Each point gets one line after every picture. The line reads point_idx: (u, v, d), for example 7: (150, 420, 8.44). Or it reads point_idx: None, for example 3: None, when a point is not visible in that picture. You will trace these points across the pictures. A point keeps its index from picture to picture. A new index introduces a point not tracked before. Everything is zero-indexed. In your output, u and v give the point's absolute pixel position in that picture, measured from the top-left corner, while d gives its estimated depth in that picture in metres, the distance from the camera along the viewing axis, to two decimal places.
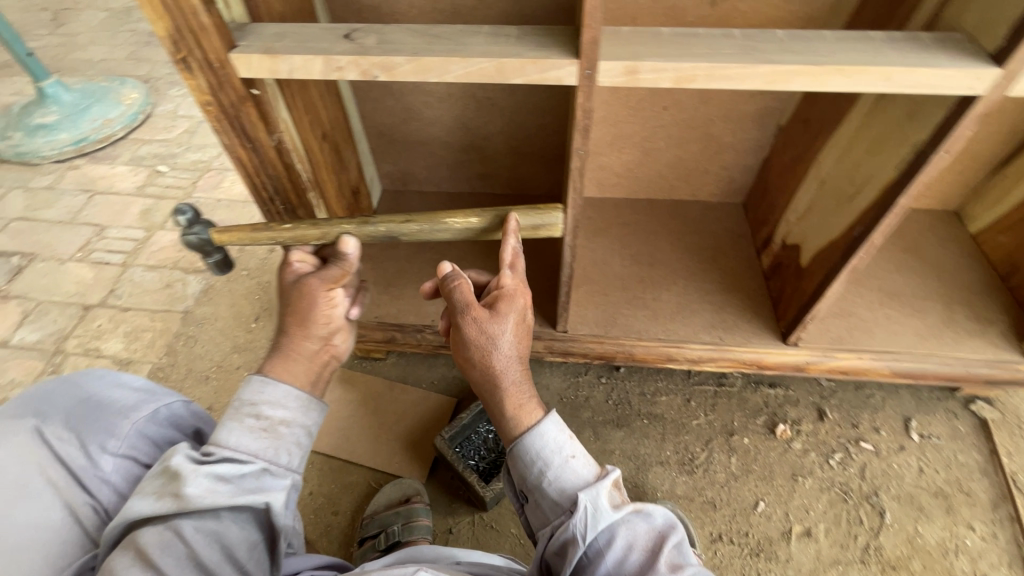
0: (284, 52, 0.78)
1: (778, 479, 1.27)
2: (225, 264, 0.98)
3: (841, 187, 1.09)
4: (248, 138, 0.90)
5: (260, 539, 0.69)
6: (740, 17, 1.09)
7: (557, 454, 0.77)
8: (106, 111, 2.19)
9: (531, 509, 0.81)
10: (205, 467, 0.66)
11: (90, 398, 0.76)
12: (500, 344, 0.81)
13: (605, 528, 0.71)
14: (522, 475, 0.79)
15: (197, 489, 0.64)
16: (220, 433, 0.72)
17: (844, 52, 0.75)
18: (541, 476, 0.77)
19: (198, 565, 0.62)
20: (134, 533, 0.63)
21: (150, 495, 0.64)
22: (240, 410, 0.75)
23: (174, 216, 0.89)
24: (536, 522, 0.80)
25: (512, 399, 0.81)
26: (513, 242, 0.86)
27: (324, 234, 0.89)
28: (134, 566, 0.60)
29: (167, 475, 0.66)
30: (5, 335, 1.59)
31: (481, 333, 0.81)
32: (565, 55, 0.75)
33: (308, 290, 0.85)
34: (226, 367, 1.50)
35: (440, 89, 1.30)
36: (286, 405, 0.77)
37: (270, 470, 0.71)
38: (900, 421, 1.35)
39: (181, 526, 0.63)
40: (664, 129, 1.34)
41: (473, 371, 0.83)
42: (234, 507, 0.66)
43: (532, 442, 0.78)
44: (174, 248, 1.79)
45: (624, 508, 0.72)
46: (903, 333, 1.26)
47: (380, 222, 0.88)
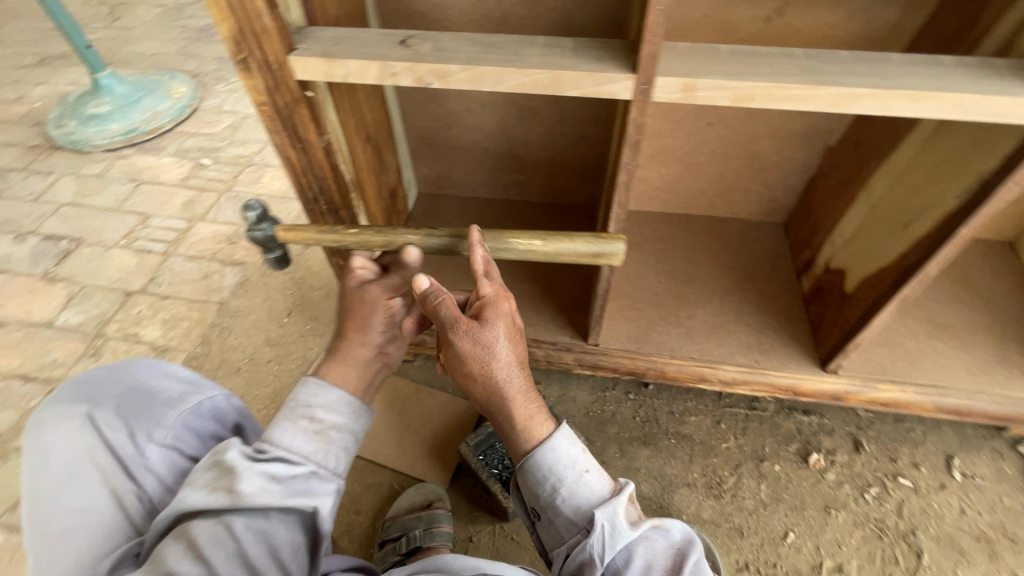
0: (341, 56, 0.80)
1: (809, 510, 1.23)
2: (282, 261, 1.01)
3: (895, 213, 1.06)
4: (299, 139, 0.91)
5: (303, 541, 0.71)
6: (796, 35, 1.06)
7: (571, 469, 0.77)
8: (156, 104, 2.26)
9: (544, 526, 0.80)
10: (258, 465, 0.69)
11: (140, 388, 0.80)
12: (498, 356, 0.77)
13: (623, 549, 0.71)
14: (533, 492, 0.79)
15: (249, 487, 0.67)
16: (275, 431, 0.74)
17: (911, 76, 0.72)
18: (554, 493, 0.77)
19: (245, 561, 0.66)
20: (188, 523, 0.67)
21: (203, 487, 0.68)
22: (296, 411, 0.76)
23: (244, 212, 0.91)
24: (549, 539, 0.80)
25: (521, 411, 0.78)
26: (480, 251, 0.81)
27: (389, 241, 0.90)
28: (186, 556, 0.64)
29: (222, 469, 0.69)
30: (50, 315, 1.65)
31: (477, 346, 0.76)
32: (621, 69, 0.74)
33: (370, 296, 0.88)
34: (257, 359, 1.53)
35: (483, 96, 1.31)
36: (339, 410, 0.78)
37: (319, 474, 0.73)
38: (941, 458, 1.29)
39: (232, 521, 0.67)
40: (708, 145, 1.32)
41: (474, 385, 0.78)
42: (283, 507, 0.69)
43: (544, 457, 0.77)
44: (213, 239, 1.83)
45: (641, 525, 0.72)
46: (950, 367, 1.21)
47: (444, 236, 0.88)
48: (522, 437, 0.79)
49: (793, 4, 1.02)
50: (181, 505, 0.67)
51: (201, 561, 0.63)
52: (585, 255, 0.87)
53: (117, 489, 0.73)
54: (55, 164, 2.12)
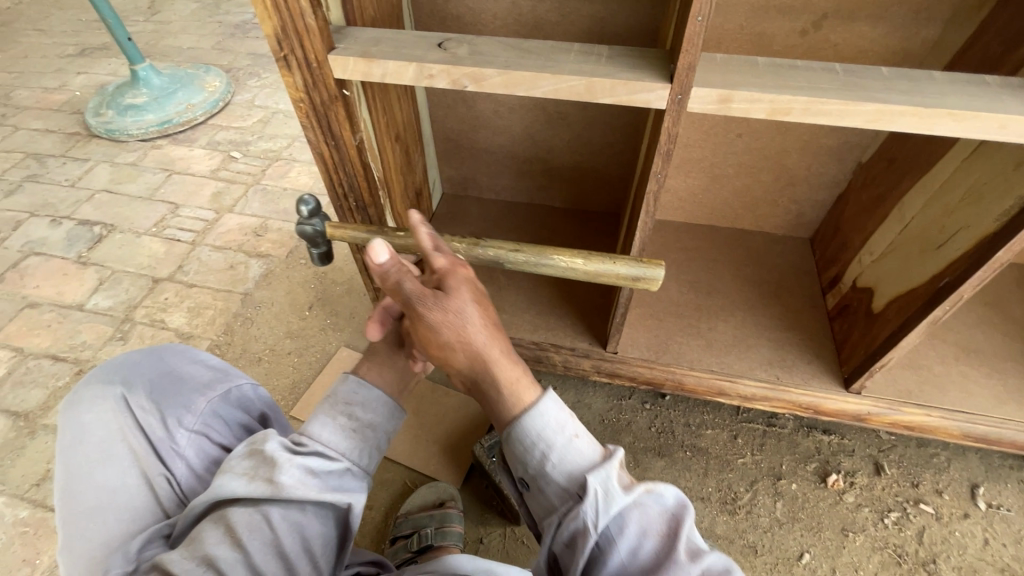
0: (379, 56, 0.81)
1: (826, 532, 1.21)
2: (325, 257, 1.01)
3: (928, 233, 1.04)
4: (332, 135, 0.93)
5: (334, 536, 0.74)
6: (833, 49, 1.05)
7: (559, 435, 0.68)
8: (190, 96, 2.31)
9: (533, 498, 0.71)
10: (299, 458, 0.72)
11: (171, 373, 0.82)
12: (466, 320, 0.72)
13: (617, 517, 0.62)
14: (520, 459, 0.70)
15: (289, 480, 0.69)
16: (314, 423, 0.78)
17: (953, 96, 0.71)
18: (543, 461, 0.68)
19: (280, 551, 0.68)
20: (225, 509, 0.70)
21: (242, 476, 0.70)
22: (335, 405, 0.80)
23: (297, 206, 0.92)
24: (538, 511, 0.71)
25: (506, 375, 0.71)
26: (424, 228, 0.79)
27: (435, 246, 0.91)
28: (225, 540, 0.66)
29: (261, 459, 0.71)
30: (82, 298, 1.70)
31: (444, 312, 0.71)
32: (657, 79, 0.74)
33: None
34: (278, 351, 1.55)
35: (512, 100, 1.31)
36: (375, 409, 0.82)
37: (352, 471, 0.77)
38: (966, 486, 1.26)
39: (269, 511, 0.69)
40: (736, 157, 1.31)
41: (454, 355, 0.73)
42: (318, 501, 0.72)
43: (530, 423, 0.69)
44: (239, 231, 1.87)
45: (635, 489, 0.63)
46: (979, 393, 1.18)
47: (489, 247, 0.89)
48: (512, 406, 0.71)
49: (831, 18, 1.01)
50: (221, 491, 0.69)
51: (239, 547, 0.66)
52: (624, 279, 0.87)
53: (147, 470, 0.75)
54: (91, 152, 2.19)
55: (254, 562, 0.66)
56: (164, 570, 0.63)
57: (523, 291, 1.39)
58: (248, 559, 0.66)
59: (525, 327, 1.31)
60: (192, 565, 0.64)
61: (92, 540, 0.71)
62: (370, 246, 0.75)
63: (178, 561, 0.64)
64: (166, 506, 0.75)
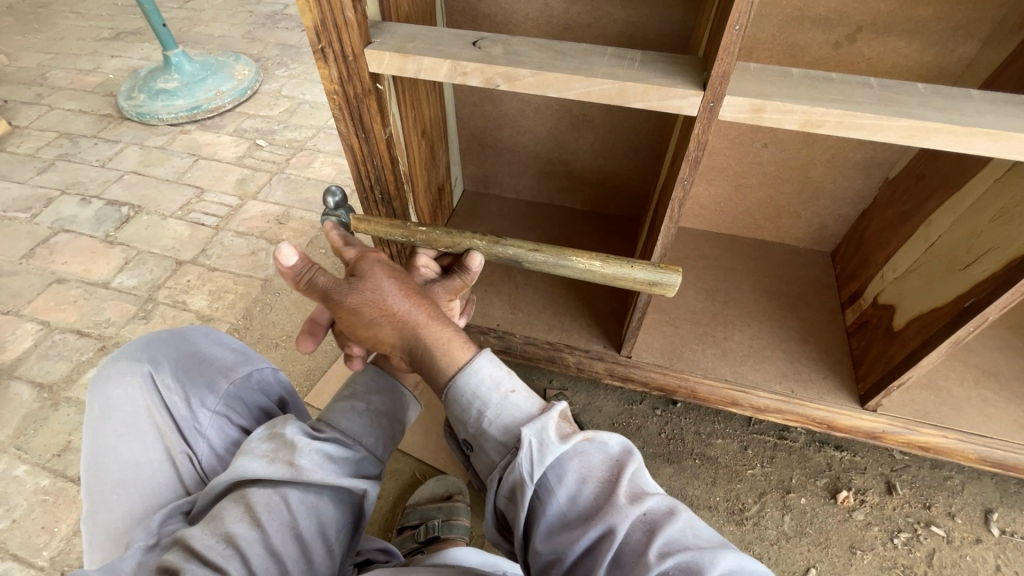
0: (415, 52, 0.83)
1: (834, 548, 1.20)
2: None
3: (955, 253, 1.03)
4: (364, 128, 0.94)
5: (349, 521, 0.76)
6: (865, 63, 1.04)
7: (494, 391, 0.67)
8: (220, 84, 2.35)
9: (477, 458, 0.70)
10: (317, 443, 0.75)
11: (196, 354, 0.85)
12: (384, 294, 0.77)
13: (553, 465, 0.59)
14: (461, 419, 0.69)
15: (309, 462, 0.72)
16: (332, 415, 0.82)
17: (990, 115, 0.71)
18: (480, 418, 0.67)
19: (297, 533, 0.69)
20: (245, 489, 0.71)
21: (261, 457, 0.72)
22: (348, 398, 0.86)
23: (325, 197, 0.91)
24: (485, 471, 0.69)
25: (433, 336, 0.73)
26: (333, 230, 0.88)
27: (455, 244, 0.90)
28: (245, 519, 0.67)
29: (281, 443, 0.73)
30: (108, 276, 1.74)
31: (362, 291, 0.77)
32: (690, 86, 0.75)
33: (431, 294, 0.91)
34: (295, 337, 1.58)
35: (539, 100, 1.32)
36: (386, 402, 0.89)
37: (368, 458, 0.80)
38: (979, 511, 1.24)
39: (287, 493, 0.70)
40: (761, 167, 1.30)
41: (383, 328, 0.76)
42: (334, 486, 0.74)
43: (464, 382, 0.68)
44: (262, 218, 1.90)
45: (572, 434, 0.61)
46: (999, 418, 1.16)
47: (509, 245, 0.88)
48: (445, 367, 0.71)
49: (866, 31, 1.00)
50: (241, 472, 0.70)
51: (258, 526, 0.67)
52: (641, 284, 0.86)
53: (170, 447, 0.77)
54: (122, 134, 2.24)
55: (272, 542, 0.67)
56: (186, 546, 0.64)
57: (539, 290, 1.39)
58: (266, 538, 0.66)
59: (541, 327, 1.32)
60: (213, 542, 0.64)
61: (116, 511, 0.73)
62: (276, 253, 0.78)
63: (199, 537, 0.65)
64: (186, 483, 0.77)
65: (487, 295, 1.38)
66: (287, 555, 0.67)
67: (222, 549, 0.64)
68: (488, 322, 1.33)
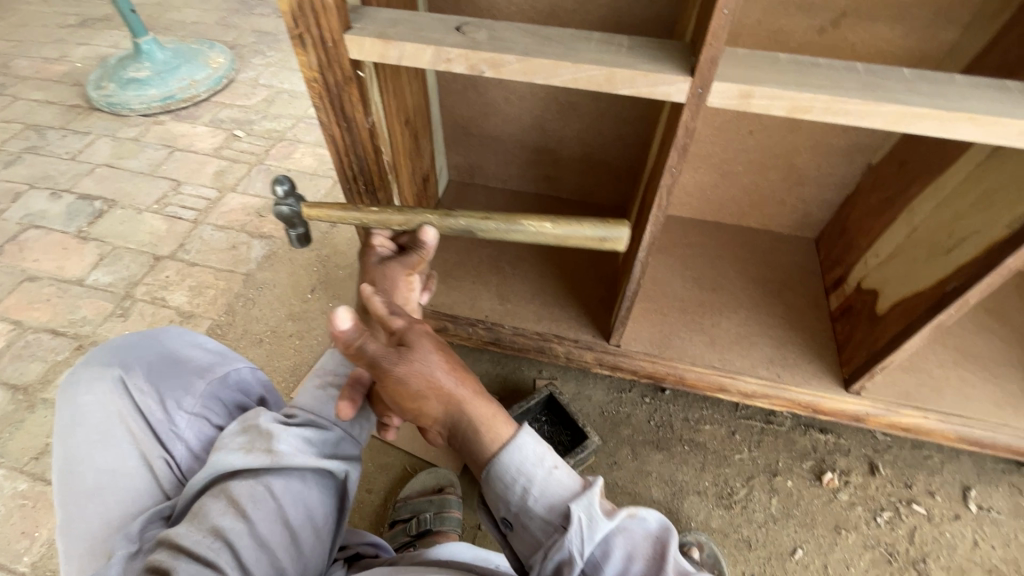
0: (396, 38, 0.80)
1: (819, 528, 1.22)
2: (305, 240, 0.96)
3: (937, 237, 1.04)
4: (345, 117, 0.92)
5: (334, 505, 0.76)
6: (849, 49, 1.04)
7: (539, 467, 0.66)
8: (194, 72, 2.28)
9: (517, 537, 0.68)
10: (293, 428, 0.74)
11: (170, 355, 0.82)
12: (434, 375, 0.67)
13: (601, 542, 0.60)
14: (503, 499, 0.67)
15: (287, 448, 0.71)
16: (304, 397, 0.82)
17: (974, 99, 0.71)
18: (524, 496, 0.65)
19: (285, 520, 0.69)
20: (225, 483, 0.70)
21: (238, 449, 0.71)
22: (322, 378, 0.85)
23: (272, 184, 0.87)
24: (525, 549, 0.67)
25: (485, 418, 0.67)
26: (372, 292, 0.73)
27: (408, 221, 0.86)
28: (229, 512, 0.66)
29: (256, 433, 0.73)
30: (82, 273, 1.68)
31: (411, 369, 0.67)
32: (678, 71, 0.74)
33: (390, 272, 0.89)
34: (280, 333, 1.55)
35: (524, 88, 1.30)
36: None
37: (345, 440, 0.80)
38: (958, 488, 1.28)
39: (270, 482, 0.70)
40: (746, 154, 1.30)
41: (431, 408, 0.69)
42: (316, 469, 0.74)
43: (509, 459, 0.66)
44: (242, 211, 1.85)
45: (616, 509, 0.62)
46: (977, 398, 1.19)
47: (461, 217, 0.83)
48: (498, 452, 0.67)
49: (850, 17, 1.00)
50: (218, 466, 0.69)
51: (244, 517, 0.66)
52: (591, 241, 0.81)
53: (146, 451, 0.75)
54: (92, 125, 2.16)
55: (260, 531, 0.66)
56: (172, 543, 0.63)
57: (527, 281, 1.38)
58: (254, 528, 0.66)
59: (529, 317, 1.31)
60: (200, 537, 0.63)
61: (93, 520, 0.71)
62: (335, 317, 0.68)
63: (185, 535, 0.63)
64: (165, 487, 0.75)
65: (475, 287, 1.37)
66: (277, 542, 0.67)
67: (211, 543, 0.63)
68: (476, 314, 1.32)
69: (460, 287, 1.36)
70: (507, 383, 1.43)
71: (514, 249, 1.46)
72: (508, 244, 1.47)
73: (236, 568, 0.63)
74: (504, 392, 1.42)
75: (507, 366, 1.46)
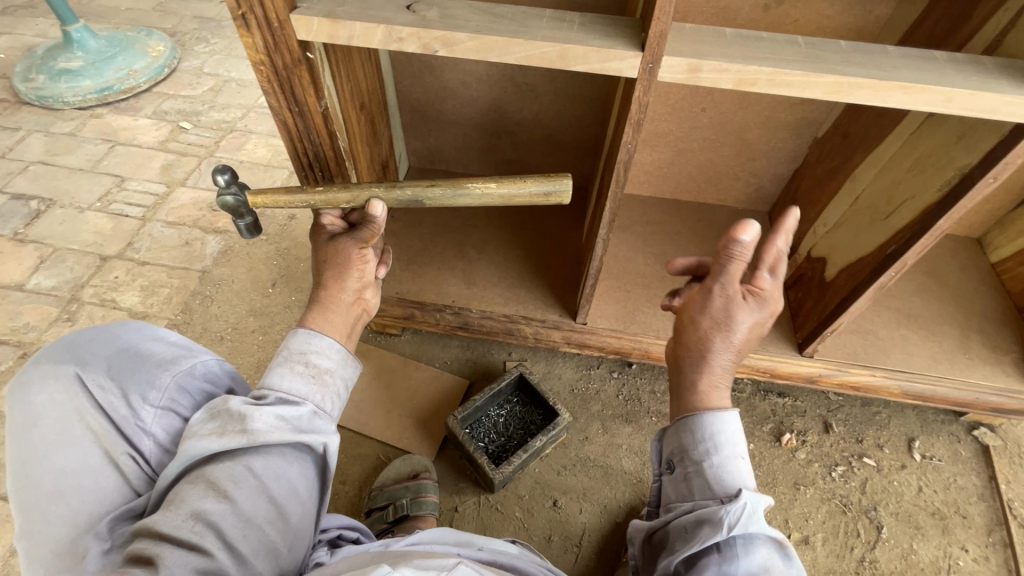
0: (345, 17, 0.78)
1: (780, 486, 1.29)
2: (254, 229, 0.93)
3: (877, 204, 1.10)
4: (296, 101, 0.89)
5: (317, 477, 0.78)
6: (792, 25, 1.08)
7: (730, 447, 0.80)
8: (132, 61, 2.15)
9: (674, 480, 0.85)
10: (266, 407, 0.73)
11: (129, 349, 0.78)
12: (725, 333, 0.83)
13: (751, 536, 0.71)
14: (682, 443, 0.84)
15: (262, 426, 0.71)
16: (272, 377, 0.79)
17: (904, 69, 0.75)
18: (706, 455, 0.80)
19: (270, 495, 0.70)
20: (201, 469, 0.70)
21: (211, 434, 0.70)
22: (290, 357, 0.81)
23: (212, 175, 0.83)
24: (675, 489, 0.84)
25: (708, 379, 0.84)
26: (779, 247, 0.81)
27: (355, 197, 0.85)
28: (209, 495, 0.66)
29: (226, 417, 0.72)
30: (21, 278, 1.59)
31: (733, 308, 0.82)
32: (629, 47, 0.75)
33: (342, 247, 0.89)
34: (241, 329, 1.51)
35: (480, 70, 1.29)
36: (331, 356, 0.84)
37: (321, 413, 0.79)
38: (904, 440, 1.36)
39: (249, 461, 0.71)
40: (701, 131, 1.33)
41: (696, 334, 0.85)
42: (294, 444, 0.75)
43: (710, 423, 0.81)
44: (193, 206, 1.78)
45: (774, 530, 0.72)
46: (918, 355, 1.27)
47: (408, 186, 0.84)
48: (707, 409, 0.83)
49: None
50: (192, 453, 0.69)
51: (225, 497, 0.67)
52: (536, 197, 0.83)
53: (111, 449, 0.73)
54: (22, 120, 2.02)
55: (244, 509, 0.67)
56: (151, 532, 0.62)
57: (492, 264, 1.39)
58: (237, 507, 0.67)
59: (496, 300, 1.32)
60: (180, 522, 0.63)
61: (58, 521, 0.69)
62: (743, 224, 0.77)
63: (165, 521, 0.63)
64: (134, 485, 0.73)
65: (440, 272, 1.36)
66: (263, 517, 0.69)
67: (192, 526, 0.63)
68: (443, 299, 1.32)
69: (425, 274, 1.36)
70: (478, 367, 1.44)
71: (478, 232, 1.46)
72: (473, 228, 1.46)
73: (224, 545, 0.64)
74: (474, 376, 1.42)
75: (477, 350, 1.47)
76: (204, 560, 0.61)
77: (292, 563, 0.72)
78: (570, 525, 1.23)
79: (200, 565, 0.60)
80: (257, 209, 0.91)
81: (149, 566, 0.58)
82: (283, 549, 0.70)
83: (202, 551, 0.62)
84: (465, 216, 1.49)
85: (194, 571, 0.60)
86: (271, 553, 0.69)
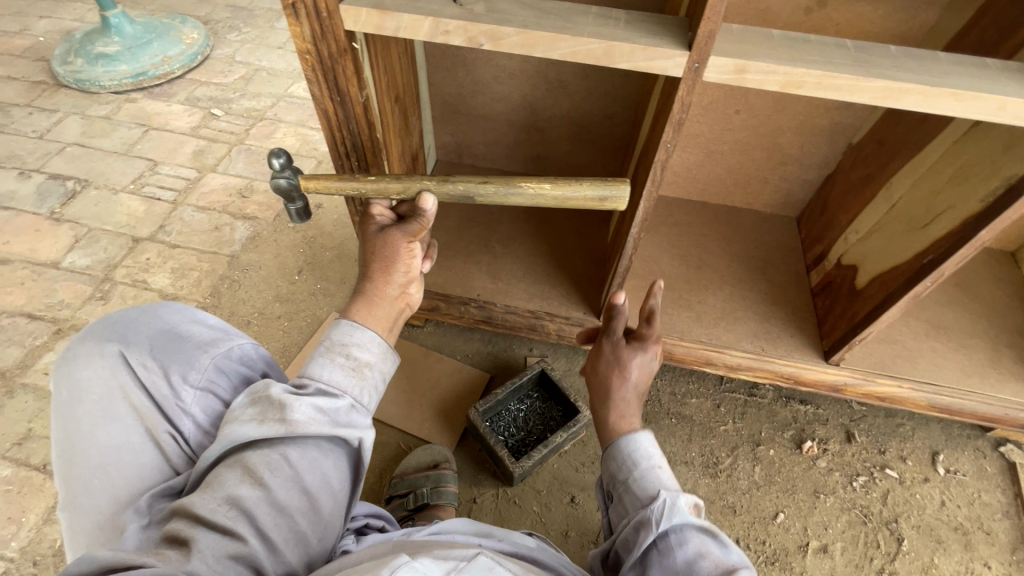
0: (393, 8, 0.79)
1: (800, 494, 1.28)
2: (304, 214, 0.95)
3: (913, 213, 1.09)
4: (338, 91, 0.91)
5: (349, 470, 0.78)
6: (832, 28, 1.06)
7: (647, 459, 0.83)
8: (166, 48, 2.19)
9: (611, 507, 0.85)
10: (306, 397, 0.74)
11: (170, 329, 0.80)
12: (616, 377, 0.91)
13: (679, 527, 0.72)
14: (609, 470, 0.86)
15: (301, 417, 0.72)
16: (312, 367, 0.80)
17: (957, 76, 0.74)
18: (627, 473, 0.83)
19: (303, 486, 0.71)
20: (241, 453, 0.71)
21: (251, 421, 0.72)
22: (333, 349, 0.83)
23: (268, 159, 0.85)
24: (616, 515, 0.84)
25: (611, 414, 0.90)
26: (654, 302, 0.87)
27: (406, 188, 0.87)
28: (246, 481, 0.68)
29: (267, 404, 0.73)
30: (56, 256, 1.63)
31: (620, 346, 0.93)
32: (676, 46, 0.75)
33: (390, 239, 0.91)
34: (268, 314, 1.53)
35: (514, 66, 1.30)
36: (371, 350, 0.85)
37: (357, 407, 0.80)
38: (927, 453, 1.35)
39: (286, 450, 0.72)
40: (733, 134, 1.32)
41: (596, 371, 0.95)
42: (331, 436, 0.75)
43: (626, 444, 0.85)
44: (224, 192, 1.80)
45: (700, 519, 0.72)
46: (947, 368, 1.25)
47: (458, 181, 0.86)
48: (612, 425, 0.89)
49: None
50: (233, 438, 0.71)
51: (261, 484, 0.68)
52: (590, 201, 0.84)
53: (152, 426, 0.74)
54: (60, 103, 2.06)
55: (277, 496, 0.69)
56: (188, 513, 0.64)
57: (517, 259, 1.39)
58: (272, 495, 0.68)
59: (521, 295, 1.32)
60: (216, 505, 0.65)
61: (103, 494, 0.72)
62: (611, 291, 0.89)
63: (201, 503, 0.65)
64: (174, 463, 0.75)
65: (466, 265, 1.37)
66: (296, 507, 0.70)
67: (227, 511, 0.65)
68: (468, 292, 1.32)
69: (451, 266, 1.37)
70: (499, 360, 1.45)
71: (504, 227, 1.46)
72: (499, 223, 1.47)
73: (257, 532, 0.65)
74: (496, 370, 1.43)
75: (498, 344, 1.48)
76: (236, 545, 0.63)
77: (320, 553, 0.73)
78: (587, 522, 1.23)
79: (234, 551, 0.62)
80: (307, 194, 0.93)
81: (183, 548, 0.60)
82: (314, 539, 0.72)
83: (235, 536, 0.63)
84: (491, 211, 1.50)
85: (225, 555, 0.61)
86: (301, 542, 0.70)
